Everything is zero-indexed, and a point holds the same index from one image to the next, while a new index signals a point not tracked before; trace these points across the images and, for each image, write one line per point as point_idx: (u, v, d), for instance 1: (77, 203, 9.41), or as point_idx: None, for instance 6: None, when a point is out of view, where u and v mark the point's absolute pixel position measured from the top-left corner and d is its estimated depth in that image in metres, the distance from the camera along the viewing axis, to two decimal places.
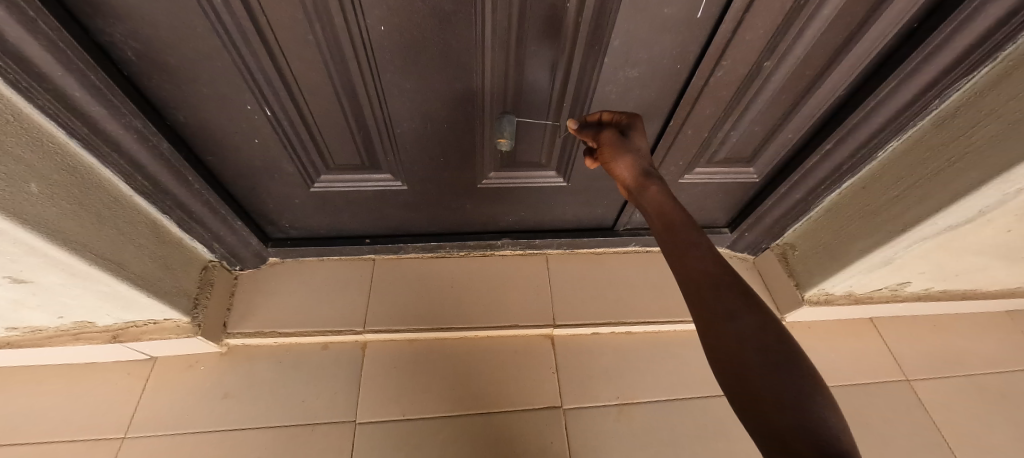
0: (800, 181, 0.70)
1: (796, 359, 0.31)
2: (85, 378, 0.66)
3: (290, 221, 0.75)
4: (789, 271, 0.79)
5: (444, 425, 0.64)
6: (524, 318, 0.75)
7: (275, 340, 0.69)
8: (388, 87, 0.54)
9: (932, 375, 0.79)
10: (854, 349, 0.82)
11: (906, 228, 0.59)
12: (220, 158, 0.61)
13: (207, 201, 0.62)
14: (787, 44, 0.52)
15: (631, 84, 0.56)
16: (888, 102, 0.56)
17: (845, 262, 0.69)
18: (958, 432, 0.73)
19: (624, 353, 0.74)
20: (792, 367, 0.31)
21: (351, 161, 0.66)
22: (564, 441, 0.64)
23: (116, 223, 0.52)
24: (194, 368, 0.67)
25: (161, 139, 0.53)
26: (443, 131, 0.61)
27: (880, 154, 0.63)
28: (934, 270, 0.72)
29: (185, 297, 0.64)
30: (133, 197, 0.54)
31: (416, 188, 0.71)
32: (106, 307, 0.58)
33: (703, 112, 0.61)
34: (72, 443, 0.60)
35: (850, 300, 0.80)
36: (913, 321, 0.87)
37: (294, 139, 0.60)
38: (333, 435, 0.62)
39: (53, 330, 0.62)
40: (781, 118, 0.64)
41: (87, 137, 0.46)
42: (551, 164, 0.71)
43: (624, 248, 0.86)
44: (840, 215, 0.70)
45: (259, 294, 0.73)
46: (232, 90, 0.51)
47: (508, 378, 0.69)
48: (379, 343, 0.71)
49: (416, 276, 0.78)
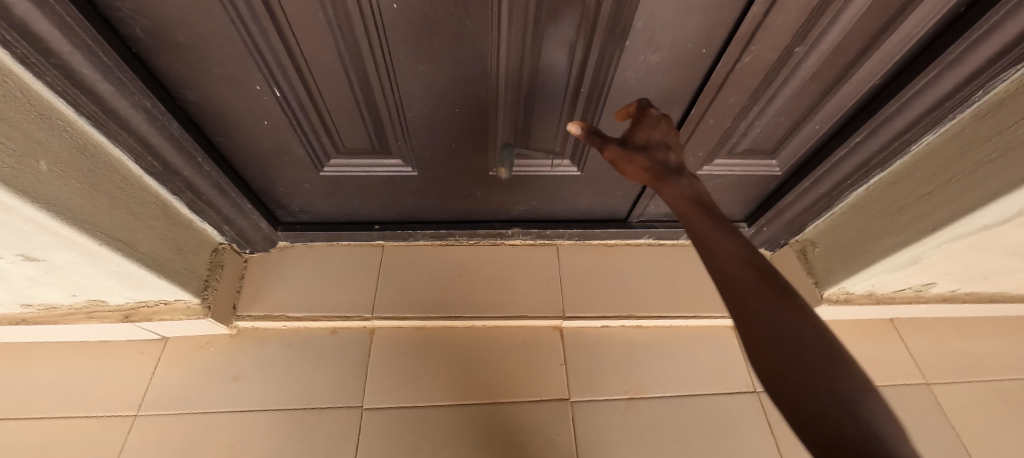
0: (825, 175, 0.67)
1: (846, 361, 0.28)
2: (98, 356, 0.66)
3: (300, 205, 0.74)
4: (809, 268, 0.77)
5: (452, 412, 0.64)
6: (533, 309, 0.73)
7: (284, 324, 0.69)
8: (400, 69, 0.52)
9: (951, 379, 0.77)
10: (872, 349, 0.79)
11: (937, 227, 0.56)
12: (230, 139, 0.60)
13: (217, 183, 0.61)
14: (820, 29, 0.48)
15: (653, 69, 0.54)
16: (925, 93, 0.52)
17: (868, 260, 0.66)
18: (975, 437, 0.71)
19: (632, 347, 0.73)
20: (839, 367, 0.27)
21: (360, 146, 0.65)
22: (571, 433, 0.63)
23: (128, 204, 0.52)
24: (205, 349, 0.67)
25: (170, 119, 0.52)
26: (455, 115, 0.59)
27: (914, 148, 0.59)
28: (963, 271, 0.69)
29: (196, 279, 0.64)
30: (143, 177, 0.54)
31: (426, 174, 0.69)
32: (117, 286, 0.58)
33: (727, 100, 0.58)
34: (86, 419, 0.61)
35: (871, 299, 0.77)
36: (934, 323, 0.84)
37: (303, 121, 0.58)
38: (340, 420, 0.62)
39: (67, 308, 0.62)
40: (810, 108, 0.61)
41: (96, 115, 0.45)
42: (565, 152, 0.68)
43: (637, 241, 0.83)
44: (866, 211, 0.67)
45: (268, 277, 0.73)
46: (241, 70, 0.50)
47: (515, 368, 0.68)
48: (387, 330, 0.71)
49: (425, 263, 0.77)
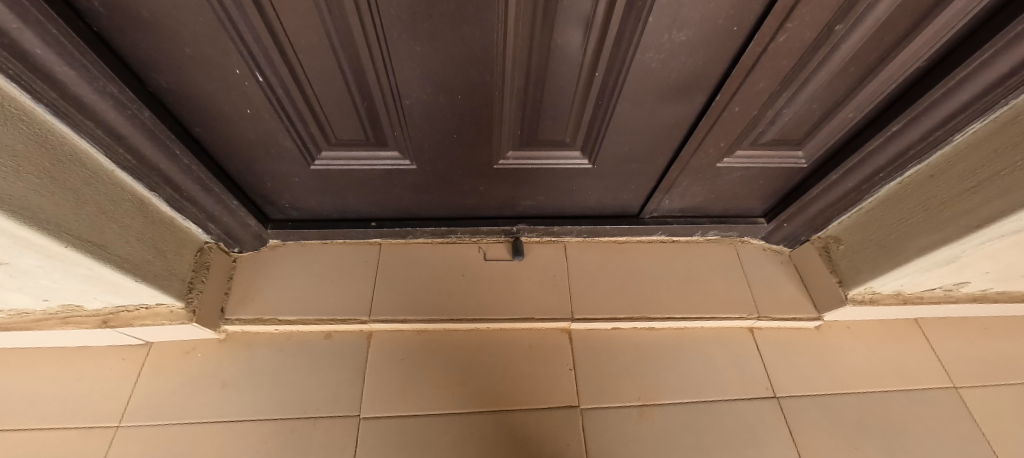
0: (855, 168, 0.63)
1: None
2: (77, 363, 0.62)
3: (290, 201, 0.69)
4: (832, 267, 0.72)
5: (455, 422, 0.60)
6: (540, 311, 0.69)
7: (275, 327, 0.65)
8: (397, 51, 0.47)
9: (982, 382, 0.73)
10: (899, 352, 0.75)
11: (983, 224, 0.52)
12: (210, 130, 0.55)
13: (198, 177, 0.57)
14: (866, 3, 0.43)
15: (676, 50, 0.49)
16: (979, 75, 0.47)
17: (901, 259, 0.62)
18: (1009, 444, 0.67)
19: (646, 350, 0.69)
20: None
21: (355, 137, 0.60)
22: (581, 444, 0.59)
23: (97, 201, 0.47)
24: (191, 355, 0.63)
25: (142, 107, 0.47)
26: (458, 103, 0.55)
27: (957, 138, 0.54)
28: (999, 270, 0.64)
29: (179, 281, 0.60)
30: (114, 171, 0.49)
31: (426, 167, 0.64)
32: (93, 290, 0.53)
33: (756, 85, 0.53)
34: (64, 431, 0.57)
35: (898, 299, 0.72)
36: (962, 323, 0.80)
37: (289, 109, 0.53)
38: (335, 431, 0.58)
39: (41, 313, 0.58)
40: (844, 94, 0.56)
41: (56, 103, 0.41)
42: (575, 143, 0.64)
43: (649, 237, 0.79)
44: (899, 207, 0.63)
45: (258, 278, 0.69)
46: (219, 52, 0.45)
47: (522, 374, 0.64)
48: (385, 333, 0.66)
49: (425, 262, 0.72)
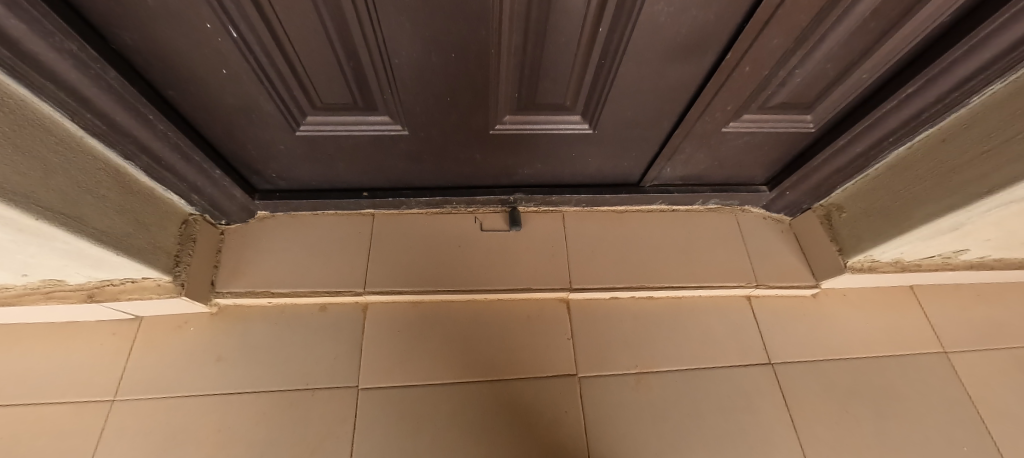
0: (864, 132, 0.61)
1: None
2: (67, 338, 0.61)
3: (277, 171, 0.66)
4: (833, 235, 0.72)
5: (453, 392, 0.60)
6: (539, 281, 0.68)
7: (268, 300, 0.64)
8: (383, 3, 0.43)
9: (972, 348, 0.74)
10: (894, 319, 0.75)
11: (991, 191, 0.50)
12: (184, 93, 0.51)
13: (176, 145, 0.54)
14: None
15: (687, 2, 0.45)
16: (1007, 31, 0.44)
17: (904, 227, 0.61)
18: (994, 407, 0.68)
19: (644, 320, 0.69)
20: None
21: (342, 100, 0.56)
22: (579, 411, 0.60)
23: (67, 170, 0.44)
24: (183, 329, 0.62)
25: (106, 66, 0.43)
26: (451, 63, 0.51)
27: (973, 101, 0.52)
28: (1001, 238, 0.64)
29: (164, 255, 0.57)
30: (84, 137, 0.46)
31: (419, 133, 0.61)
32: (73, 265, 0.51)
33: (770, 43, 0.50)
34: (59, 406, 0.56)
35: (897, 267, 0.72)
36: (957, 290, 0.80)
37: (269, 69, 0.50)
38: (333, 402, 0.58)
39: (22, 288, 0.56)
40: (861, 52, 0.53)
41: (12, 62, 0.37)
42: (576, 107, 0.60)
43: (649, 206, 0.77)
44: (906, 173, 0.61)
45: (248, 250, 0.67)
46: (185, 4, 0.41)
47: (520, 345, 0.64)
48: (381, 305, 0.65)
49: (420, 233, 0.71)
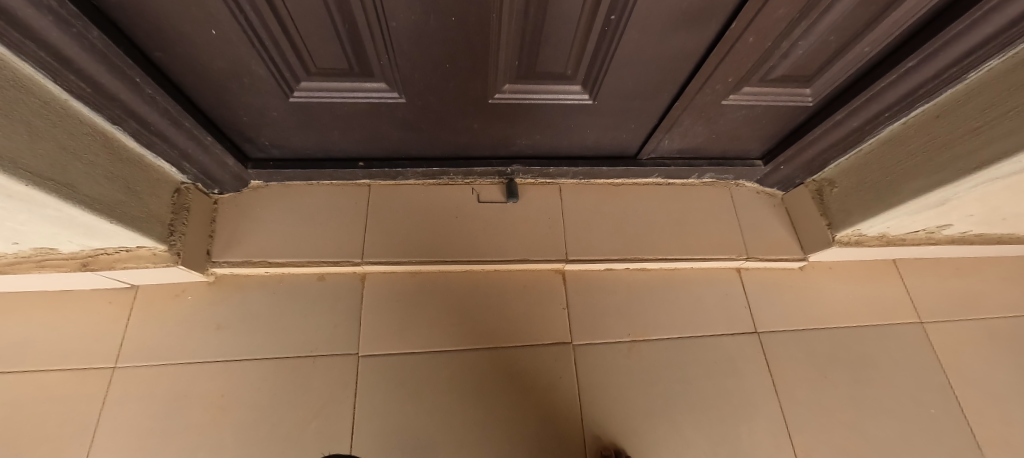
0: (861, 107, 0.61)
1: None
2: (62, 306, 0.61)
3: (270, 139, 0.64)
4: (824, 209, 0.73)
5: (451, 359, 0.61)
6: (536, 252, 0.69)
7: (266, 270, 0.64)
8: None
9: (946, 318, 0.78)
10: (876, 291, 0.78)
11: (980, 167, 0.51)
12: (172, 55, 0.49)
13: (165, 110, 0.52)
14: None
15: None
16: (1010, 5, 0.44)
17: (892, 202, 0.62)
18: (962, 373, 0.73)
19: (637, 291, 0.70)
20: None
21: (337, 65, 0.55)
22: (573, 377, 0.62)
23: (53, 135, 0.43)
24: (181, 298, 0.62)
25: (88, 24, 0.41)
26: (450, 27, 0.49)
27: (970, 77, 0.52)
28: (984, 213, 0.66)
29: (158, 224, 0.57)
30: (68, 100, 0.44)
31: (416, 102, 0.60)
32: (65, 233, 0.51)
33: (775, 13, 0.49)
34: (60, 372, 0.57)
35: (882, 241, 0.74)
36: (937, 264, 0.83)
37: (260, 31, 0.48)
38: (334, 369, 0.59)
39: (14, 256, 0.55)
40: (865, 25, 0.52)
41: None
42: (576, 77, 0.59)
43: (646, 179, 0.77)
44: (899, 149, 0.62)
45: (243, 220, 0.66)
46: None
47: (517, 314, 0.65)
48: (378, 275, 0.66)
49: (417, 204, 0.70)
